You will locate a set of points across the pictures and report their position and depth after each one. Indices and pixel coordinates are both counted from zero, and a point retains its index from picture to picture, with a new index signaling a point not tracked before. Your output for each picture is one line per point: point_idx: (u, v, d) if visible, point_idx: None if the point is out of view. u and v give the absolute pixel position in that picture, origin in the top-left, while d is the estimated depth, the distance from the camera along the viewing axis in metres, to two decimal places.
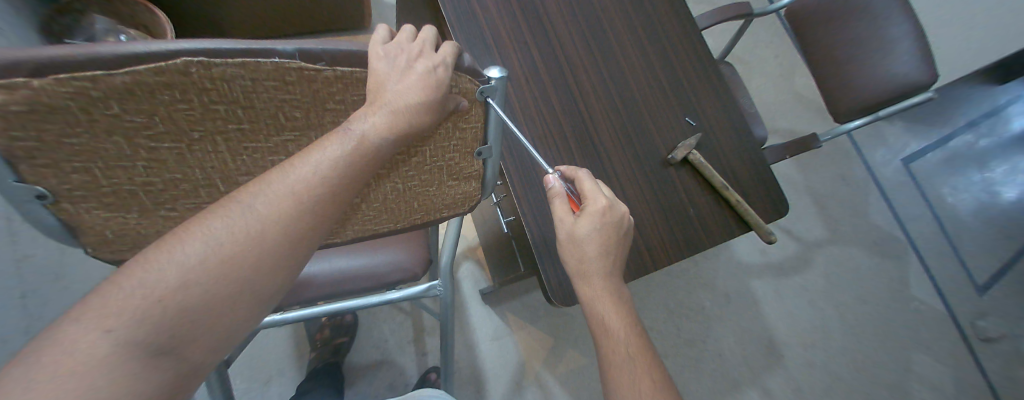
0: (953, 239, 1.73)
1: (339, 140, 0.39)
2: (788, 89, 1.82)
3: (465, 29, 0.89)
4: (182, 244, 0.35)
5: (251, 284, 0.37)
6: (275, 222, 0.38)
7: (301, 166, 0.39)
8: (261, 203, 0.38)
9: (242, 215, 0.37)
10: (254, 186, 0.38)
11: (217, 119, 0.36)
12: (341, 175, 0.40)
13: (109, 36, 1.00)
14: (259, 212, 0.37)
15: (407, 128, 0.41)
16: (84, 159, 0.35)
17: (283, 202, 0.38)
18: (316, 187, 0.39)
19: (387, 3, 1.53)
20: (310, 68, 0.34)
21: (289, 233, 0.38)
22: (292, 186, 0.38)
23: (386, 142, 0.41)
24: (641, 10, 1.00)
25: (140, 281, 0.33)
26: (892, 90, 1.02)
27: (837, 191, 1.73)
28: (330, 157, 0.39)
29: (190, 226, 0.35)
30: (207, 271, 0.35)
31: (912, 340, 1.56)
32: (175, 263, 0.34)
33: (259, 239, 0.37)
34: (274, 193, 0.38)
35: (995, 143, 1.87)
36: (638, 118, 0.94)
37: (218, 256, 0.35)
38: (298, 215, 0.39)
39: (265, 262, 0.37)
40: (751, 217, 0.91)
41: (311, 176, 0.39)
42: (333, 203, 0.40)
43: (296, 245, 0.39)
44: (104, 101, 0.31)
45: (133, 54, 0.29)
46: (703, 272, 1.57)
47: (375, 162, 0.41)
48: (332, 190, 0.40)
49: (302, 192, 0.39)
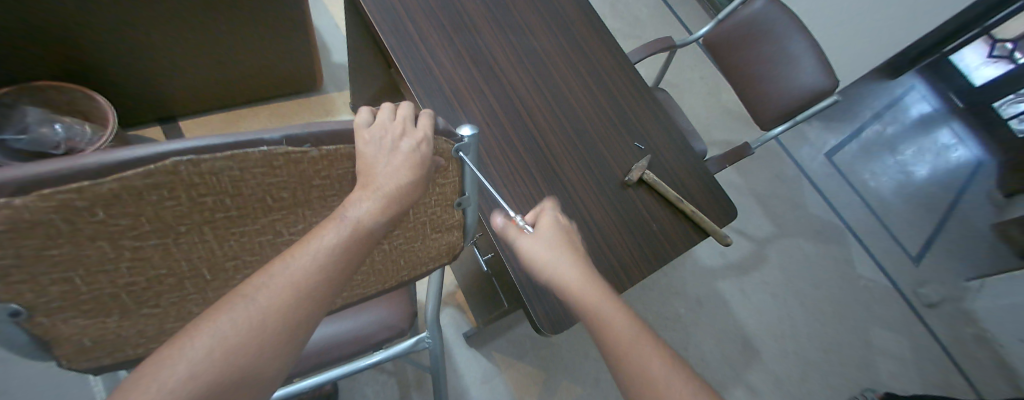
0: (881, 218, 1.93)
1: (335, 228, 0.41)
2: (717, 104, 2.01)
3: (422, 83, 0.93)
4: (190, 339, 0.34)
5: (254, 369, 0.36)
6: (280, 310, 0.37)
7: (304, 254, 0.39)
8: (264, 293, 0.37)
9: (247, 306, 0.36)
10: (255, 276, 0.38)
11: (204, 211, 0.37)
12: (337, 256, 0.41)
13: (43, 126, 0.97)
14: (263, 301, 0.37)
15: (396, 202, 0.43)
16: (65, 268, 0.34)
17: (287, 291, 0.38)
18: (317, 272, 0.39)
19: (337, 63, 1.54)
20: (296, 151, 0.37)
21: (293, 320, 0.38)
22: (293, 274, 0.38)
23: (379, 222, 0.43)
24: (579, 50, 1.10)
25: (151, 378, 0.31)
26: (800, 97, 1.17)
27: (776, 189, 1.89)
28: (328, 242, 0.40)
29: (199, 320, 0.35)
30: (214, 364, 0.34)
31: (866, 316, 1.70)
32: (184, 360, 0.33)
33: (264, 325, 0.36)
34: (277, 281, 0.38)
35: (896, 130, 2.13)
36: (593, 148, 1.01)
37: (225, 347, 0.34)
38: (301, 302, 0.39)
39: (268, 350, 0.36)
40: (706, 223, 0.98)
41: (311, 263, 0.39)
42: (332, 284, 0.41)
43: (299, 327, 0.39)
44: (89, 209, 0.31)
45: (121, 160, 0.30)
46: (673, 282, 1.64)
47: (369, 240, 0.43)
48: (334, 271, 0.40)
49: (304, 280, 0.39)
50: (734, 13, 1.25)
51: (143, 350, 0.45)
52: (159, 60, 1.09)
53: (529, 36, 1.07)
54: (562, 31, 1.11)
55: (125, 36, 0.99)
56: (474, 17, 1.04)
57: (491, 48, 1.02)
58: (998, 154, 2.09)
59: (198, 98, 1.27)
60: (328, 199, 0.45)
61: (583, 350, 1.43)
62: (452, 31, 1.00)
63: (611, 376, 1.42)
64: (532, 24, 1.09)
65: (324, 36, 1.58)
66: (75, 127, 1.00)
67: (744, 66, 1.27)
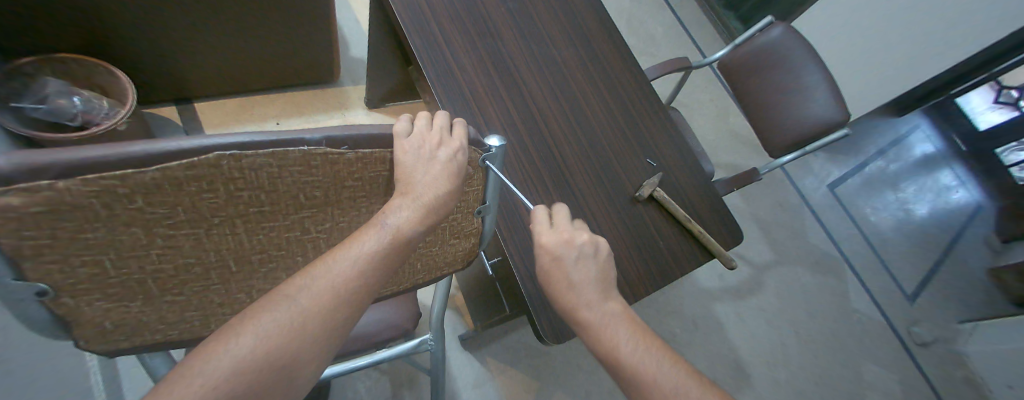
0: (879, 253, 1.94)
1: (374, 233, 0.41)
2: (726, 127, 2.03)
3: (443, 85, 0.94)
4: (234, 336, 0.34)
5: (291, 370, 0.36)
6: (319, 312, 0.37)
7: (342, 256, 0.39)
8: (304, 294, 0.37)
9: (288, 307, 0.36)
10: (294, 276, 0.38)
11: (238, 205, 0.37)
12: (374, 261, 0.41)
13: (61, 97, 0.97)
14: (302, 302, 0.37)
15: (433, 211, 0.44)
16: (97, 252, 0.34)
17: (324, 293, 0.38)
18: (354, 276, 0.40)
19: (355, 58, 1.55)
20: (334, 152, 0.37)
21: (331, 322, 0.38)
22: (333, 277, 0.39)
23: (417, 230, 0.43)
24: (599, 65, 1.11)
25: (196, 374, 0.32)
26: (811, 128, 1.18)
27: (778, 216, 1.90)
28: (366, 246, 0.40)
29: (241, 317, 0.35)
30: (256, 363, 0.34)
31: (859, 350, 1.71)
32: (229, 357, 0.33)
33: (303, 326, 0.36)
34: (316, 283, 0.38)
35: (900, 167, 2.15)
36: (606, 162, 1.01)
37: (267, 346, 0.35)
38: (338, 305, 0.39)
39: (308, 352, 0.37)
40: (713, 245, 0.99)
41: (349, 266, 0.39)
42: (370, 289, 0.41)
43: (335, 330, 0.39)
44: (129, 196, 0.31)
45: (168, 152, 0.31)
46: (670, 301, 1.64)
47: (406, 247, 0.43)
48: (371, 276, 0.41)
49: (340, 282, 0.39)
50: (750, 41, 1.26)
51: (159, 336, 0.44)
52: (182, 40, 1.09)
53: (550, 46, 1.08)
54: (583, 45, 1.11)
55: (149, 14, 0.99)
56: (498, 24, 1.05)
57: (513, 56, 1.03)
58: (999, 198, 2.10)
59: (216, 82, 1.27)
60: (357, 201, 0.45)
61: (576, 363, 1.43)
62: (476, 36, 1.01)
63: (602, 391, 1.42)
64: (555, 35, 1.10)
65: (344, 29, 1.58)
66: (93, 101, 1.00)
67: (758, 93, 1.28)
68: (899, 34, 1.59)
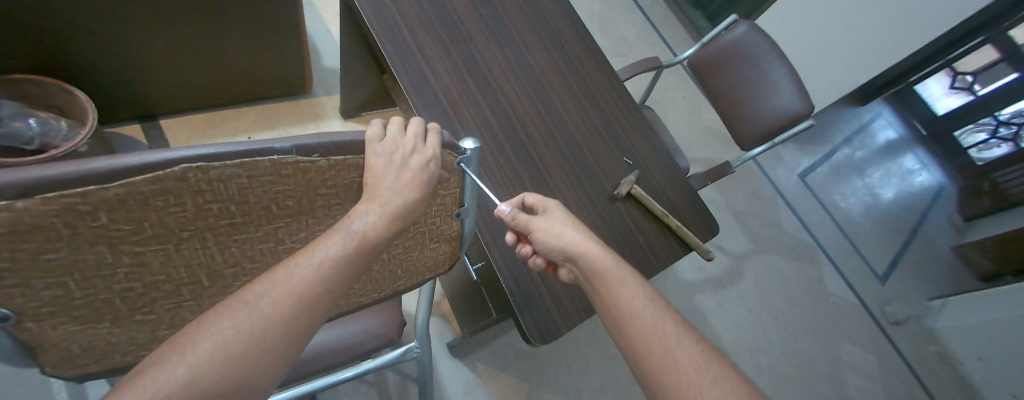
0: (850, 237, 2.02)
1: (340, 239, 0.41)
2: (699, 123, 2.09)
3: (418, 92, 0.94)
4: (192, 344, 0.33)
5: (246, 378, 0.35)
6: (281, 319, 0.37)
7: (308, 261, 0.39)
8: (266, 300, 0.37)
9: (248, 314, 0.36)
10: (256, 283, 0.37)
11: (209, 217, 0.37)
12: (340, 267, 0.41)
13: (17, 120, 0.93)
14: (266, 309, 0.37)
15: (402, 216, 0.44)
16: (60, 273, 0.33)
17: (288, 300, 0.38)
18: (319, 282, 0.39)
19: (328, 68, 1.54)
20: (305, 160, 0.37)
21: (292, 329, 0.38)
22: (296, 282, 0.38)
23: (382, 236, 0.43)
24: (572, 66, 1.13)
25: (150, 380, 0.31)
26: (779, 120, 1.23)
27: (753, 207, 1.96)
28: (332, 252, 0.40)
29: (201, 323, 0.34)
30: (213, 370, 0.33)
31: (836, 332, 1.77)
32: (184, 363, 0.32)
33: (263, 334, 0.36)
34: (279, 289, 0.38)
35: (865, 154, 2.24)
36: (584, 161, 1.03)
37: (224, 353, 0.34)
38: (301, 311, 0.38)
39: (267, 359, 0.36)
40: (691, 238, 1.01)
41: (314, 273, 0.39)
42: (335, 296, 0.41)
43: (296, 338, 0.38)
44: (92, 213, 0.31)
45: (132, 166, 0.30)
46: (655, 296, 1.67)
47: (372, 252, 0.43)
48: (336, 282, 0.40)
49: (306, 289, 0.39)
50: (716, 39, 1.30)
51: (130, 358, 0.43)
52: (144, 54, 1.06)
53: (523, 50, 1.09)
54: (556, 48, 1.14)
55: (113, 29, 0.97)
56: (471, 30, 1.06)
57: (487, 61, 1.04)
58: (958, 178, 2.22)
59: (183, 97, 1.24)
60: (331, 208, 0.45)
61: (566, 363, 1.44)
62: (449, 43, 1.02)
63: (594, 388, 1.43)
64: (527, 39, 1.11)
65: (316, 40, 1.57)
66: (51, 122, 0.97)
67: (726, 89, 1.33)
68: (854, 27, 1.67)
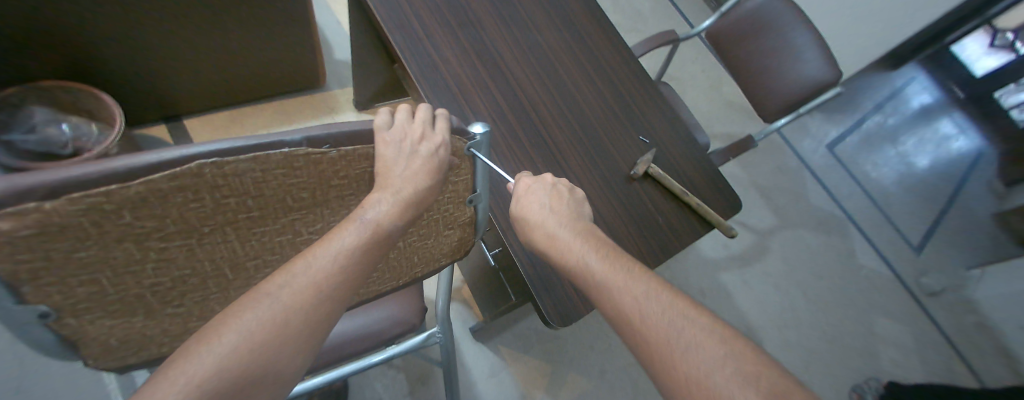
0: (882, 209, 1.94)
1: (355, 228, 0.42)
2: (719, 97, 2.02)
3: (428, 79, 0.93)
4: (219, 335, 0.34)
5: (272, 367, 0.36)
6: (302, 309, 0.38)
7: (325, 252, 0.40)
8: (286, 291, 0.38)
9: (270, 305, 0.37)
10: (275, 274, 0.39)
11: (227, 212, 0.38)
12: (356, 257, 0.41)
13: (49, 126, 0.99)
14: (286, 299, 0.37)
15: (414, 204, 0.45)
16: (92, 270, 0.34)
17: (307, 290, 0.38)
18: (337, 271, 0.40)
19: (339, 61, 1.54)
20: (316, 152, 0.38)
21: (313, 319, 0.39)
22: (314, 273, 0.39)
23: (396, 224, 0.44)
24: (583, 44, 1.10)
25: (183, 370, 0.32)
26: (804, 90, 1.18)
27: (778, 181, 1.90)
28: (348, 242, 0.41)
29: (227, 316, 0.36)
30: (241, 360, 0.34)
31: (869, 306, 1.72)
32: (213, 353, 0.33)
33: (286, 324, 0.37)
34: (298, 280, 0.38)
35: (898, 121, 2.13)
36: (598, 142, 1.01)
37: (249, 342, 0.35)
38: (321, 300, 0.39)
39: (291, 347, 0.37)
40: (712, 216, 0.99)
41: (331, 263, 0.40)
42: (352, 285, 0.41)
43: (318, 327, 0.39)
44: (117, 212, 0.32)
45: (149, 164, 0.31)
46: (677, 275, 1.65)
47: (386, 241, 0.44)
48: (353, 271, 0.41)
49: (324, 279, 0.40)
50: (737, 7, 1.25)
51: (165, 349, 0.45)
52: (161, 57, 1.08)
53: (532, 31, 1.07)
54: (566, 26, 1.11)
55: (132, 34, 0.99)
56: (478, 12, 1.04)
57: (496, 44, 1.02)
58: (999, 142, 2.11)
59: (202, 97, 1.27)
60: (345, 198, 0.45)
61: (588, 344, 1.44)
62: (456, 27, 1.00)
63: (617, 368, 1.43)
64: (536, 19, 1.09)
65: (326, 33, 1.57)
66: (81, 127, 1.02)
67: (747, 60, 1.27)
68: None
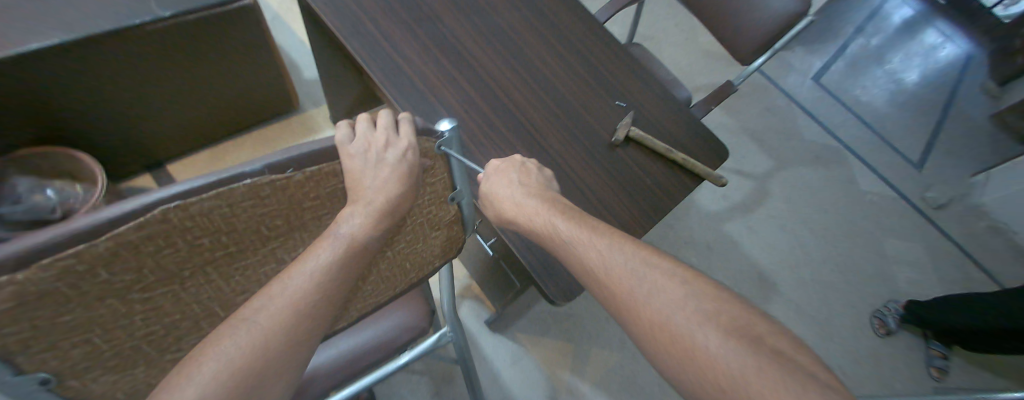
0: (877, 131, 1.93)
1: (330, 245, 0.43)
2: (695, 48, 1.99)
3: (395, 83, 0.92)
4: (199, 364, 0.34)
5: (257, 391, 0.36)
6: (281, 330, 0.38)
7: (299, 273, 0.41)
8: (264, 314, 0.38)
9: (249, 330, 0.37)
10: (256, 298, 0.39)
11: (203, 252, 0.38)
12: (334, 273, 0.42)
13: (35, 194, 1.00)
14: (264, 322, 0.38)
15: (388, 212, 0.45)
16: (82, 332, 0.35)
17: (286, 311, 0.39)
18: (314, 289, 0.41)
19: (309, 80, 1.53)
20: (280, 177, 0.38)
21: (295, 338, 0.39)
22: (292, 294, 0.40)
23: (370, 235, 0.45)
24: (545, 20, 1.09)
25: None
26: (776, 23, 1.15)
27: (768, 122, 1.89)
28: (324, 259, 0.42)
29: (206, 345, 0.36)
30: (223, 385, 0.34)
31: (877, 230, 1.72)
32: (194, 384, 0.33)
33: (265, 346, 0.37)
34: (275, 303, 0.39)
35: (882, 40, 2.10)
36: (576, 116, 1.00)
37: (230, 368, 0.35)
38: (300, 320, 0.40)
39: (274, 370, 0.37)
40: (701, 169, 0.98)
41: (308, 282, 0.41)
42: (333, 300, 0.42)
43: (299, 347, 0.39)
44: (91, 271, 0.32)
45: (110, 219, 0.31)
46: (681, 235, 1.64)
47: (363, 253, 0.45)
48: (331, 288, 0.42)
49: (302, 299, 0.40)
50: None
51: None
52: (130, 107, 1.07)
53: (492, 15, 1.06)
54: (524, 5, 1.10)
55: (96, 90, 0.98)
56: (433, 7, 1.02)
57: (457, 35, 1.01)
58: (986, 45, 2.14)
59: (180, 141, 1.27)
60: (323, 218, 0.46)
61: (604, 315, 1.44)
62: (415, 26, 0.99)
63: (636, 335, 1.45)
64: (494, 3, 1.07)
65: (291, 54, 1.56)
66: (66, 190, 1.03)
67: (714, 4, 1.25)
68: None
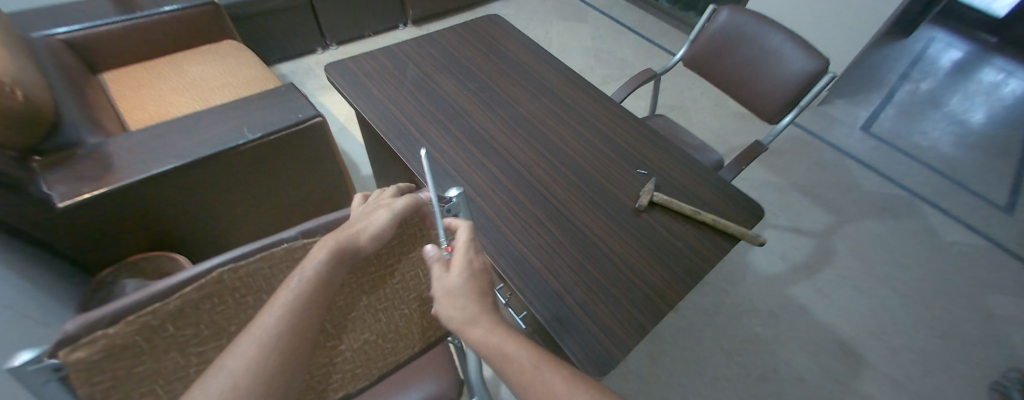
0: (949, 175, 1.82)
1: (292, 279, 0.45)
2: (722, 112, 2.05)
3: (429, 169, 1.04)
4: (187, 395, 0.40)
5: None
6: (245, 366, 0.41)
7: (269, 308, 0.43)
8: (234, 350, 0.41)
9: (222, 366, 0.41)
10: (234, 339, 0.42)
11: (248, 309, 0.45)
12: (302, 308, 0.45)
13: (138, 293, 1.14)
14: (233, 357, 0.41)
15: (352, 252, 0.49)
16: (148, 382, 0.42)
17: (249, 347, 0.41)
18: (279, 325, 0.43)
19: (365, 176, 1.74)
20: (311, 241, 0.48)
21: (254, 376, 0.41)
22: (258, 329, 0.42)
23: (330, 272, 0.46)
24: (564, 105, 1.23)
25: None
26: (797, 82, 1.18)
27: (818, 176, 1.83)
28: (285, 294, 0.44)
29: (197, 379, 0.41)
30: None
31: (974, 285, 1.50)
32: None
33: (230, 382, 0.40)
34: (245, 339, 0.42)
35: (932, 84, 2.19)
36: (595, 183, 1.05)
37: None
38: (262, 356, 0.42)
39: None
40: (734, 229, 0.96)
41: (273, 318, 0.43)
42: (308, 336, 0.45)
43: (252, 384, 0.41)
44: (161, 326, 0.40)
45: (183, 281, 0.41)
46: (739, 300, 1.47)
47: (330, 289, 0.47)
48: (295, 323, 0.44)
49: (269, 335, 0.42)
50: (705, 30, 1.35)
51: None
52: (213, 220, 1.25)
53: (515, 106, 1.21)
54: (546, 95, 1.25)
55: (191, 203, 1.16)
56: (465, 106, 1.19)
57: (484, 126, 1.15)
58: None
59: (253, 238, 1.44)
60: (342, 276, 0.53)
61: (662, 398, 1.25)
62: (448, 121, 1.15)
63: None
64: (518, 98, 1.24)
65: (353, 157, 1.81)
66: None
67: (730, 74, 1.34)
68: None
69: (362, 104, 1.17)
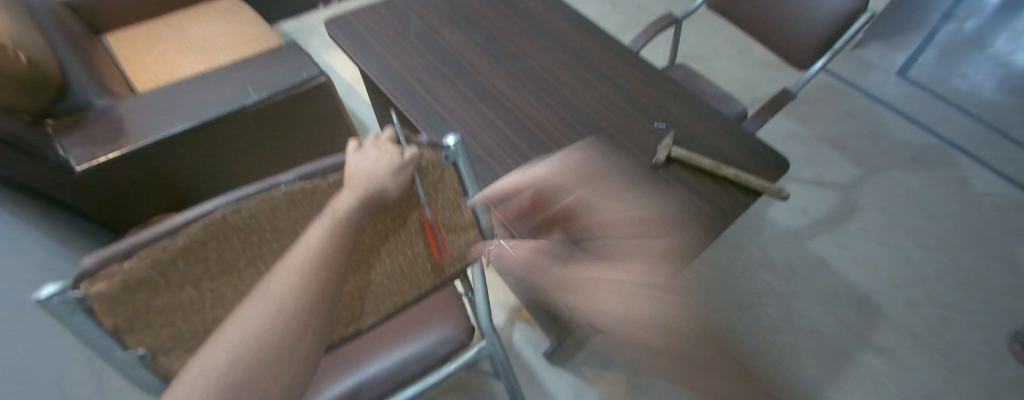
0: (989, 122, 1.72)
1: (319, 226, 0.45)
2: (746, 60, 1.94)
3: (437, 128, 1.02)
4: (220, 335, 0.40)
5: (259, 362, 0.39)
6: (282, 307, 0.41)
7: (297, 254, 0.44)
8: (269, 292, 0.42)
9: (257, 307, 0.41)
10: (264, 281, 0.43)
11: (255, 246, 0.48)
12: (330, 252, 0.45)
13: None
14: (270, 298, 0.41)
15: (371, 197, 0.47)
16: (167, 313, 0.45)
17: (285, 289, 0.42)
18: (311, 268, 0.43)
19: None
20: (309, 184, 0.46)
21: (293, 316, 0.42)
22: (289, 273, 0.42)
23: (355, 218, 0.46)
24: (577, 56, 1.17)
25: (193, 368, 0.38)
26: (828, 24, 1.09)
27: (845, 125, 1.74)
28: (314, 240, 0.44)
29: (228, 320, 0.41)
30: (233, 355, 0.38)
31: (1003, 236, 1.46)
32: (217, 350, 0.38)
33: (268, 322, 0.40)
34: (278, 281, 0.42)
35: (976, 25, 2.00)
36: (608, 136, 1.02)
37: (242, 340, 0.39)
38: (299, 298, 0.42)
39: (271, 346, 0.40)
40: (756, 183, 0.92)
41: (303, 263, 0.43)
42: (336, 277, 0.45)
43: (292, 323, 0.41)
44: (172, 262, 0.41)
45: (183, 221, 0.40)
46: (754, 255, 1.46)
47: (353, 232, 0.47)
48: (326, 267, 0.44)
49: (302, 277, 0.43)
50: None
51: None
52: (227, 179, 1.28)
53: (525, 58, 1.16)
54: (558, 45, 1.19)
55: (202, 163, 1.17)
56: (472, 61, 1.14)
57: (492, 81, 1.11)
58: None
59: None
60: None
61: None
62: (456, 77, 1.11)
63: None
64: (528, 49, 1.18)
65: (361, 117, 1.79)
66: None
67: (757, 17, 1.25)
68: None
69: (367, 61, 1.13)
